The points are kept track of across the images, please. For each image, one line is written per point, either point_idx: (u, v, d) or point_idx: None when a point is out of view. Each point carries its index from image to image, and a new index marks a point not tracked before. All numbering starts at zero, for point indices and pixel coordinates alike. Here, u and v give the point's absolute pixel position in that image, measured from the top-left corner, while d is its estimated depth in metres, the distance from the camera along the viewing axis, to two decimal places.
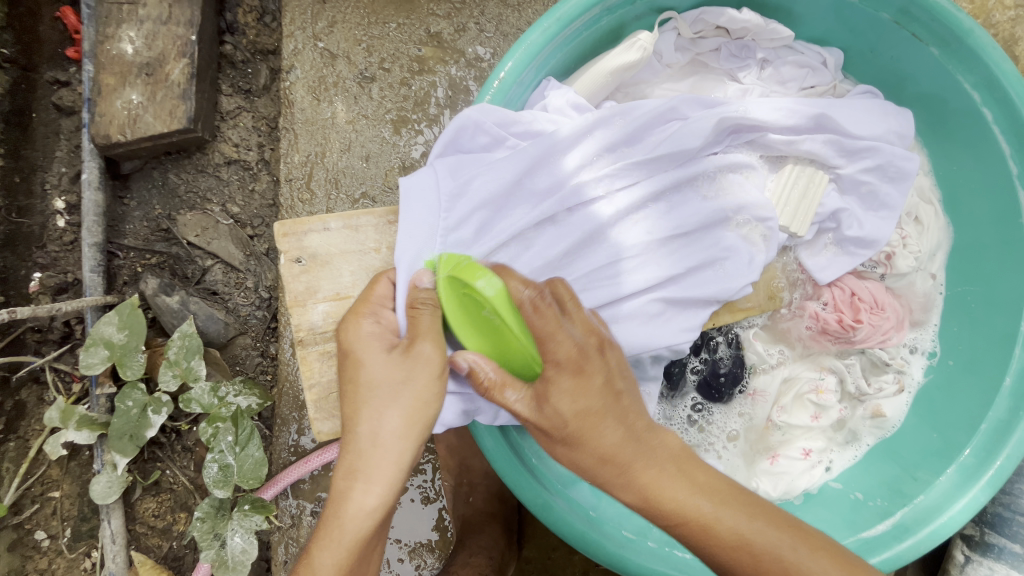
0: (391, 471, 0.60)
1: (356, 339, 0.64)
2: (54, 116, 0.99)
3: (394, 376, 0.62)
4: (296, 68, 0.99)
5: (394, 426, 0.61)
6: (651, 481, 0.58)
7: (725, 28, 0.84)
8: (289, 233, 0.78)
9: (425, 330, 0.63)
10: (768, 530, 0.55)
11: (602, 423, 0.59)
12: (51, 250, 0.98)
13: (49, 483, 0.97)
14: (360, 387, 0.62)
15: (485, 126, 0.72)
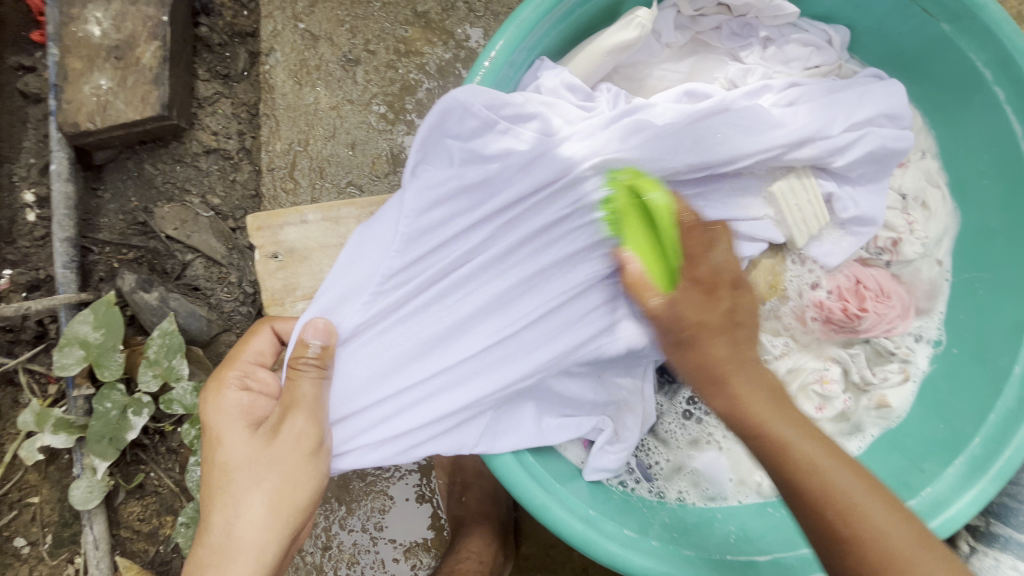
0: (247, 569, 0.59)
1: (217, 416, 0.63)
2: (20, 103, 0.94)
3: (253, 458, 0.60)
4: (276, 51, 0.94)
5: (254, 513, 0.60)
6: (742, 392, 0.62)
7: (726, 5, 0.80)
8: (263, 226, 0.75)
9: (301, 396, 0.62)
10: (852, 484, 0.57)
11: (717, 358, 0.62)
12: (21, 246, 0.93)
13: (27, 488, 0.93)
14: (209, 472, 0.61)
15: (470, 112, 0.66)
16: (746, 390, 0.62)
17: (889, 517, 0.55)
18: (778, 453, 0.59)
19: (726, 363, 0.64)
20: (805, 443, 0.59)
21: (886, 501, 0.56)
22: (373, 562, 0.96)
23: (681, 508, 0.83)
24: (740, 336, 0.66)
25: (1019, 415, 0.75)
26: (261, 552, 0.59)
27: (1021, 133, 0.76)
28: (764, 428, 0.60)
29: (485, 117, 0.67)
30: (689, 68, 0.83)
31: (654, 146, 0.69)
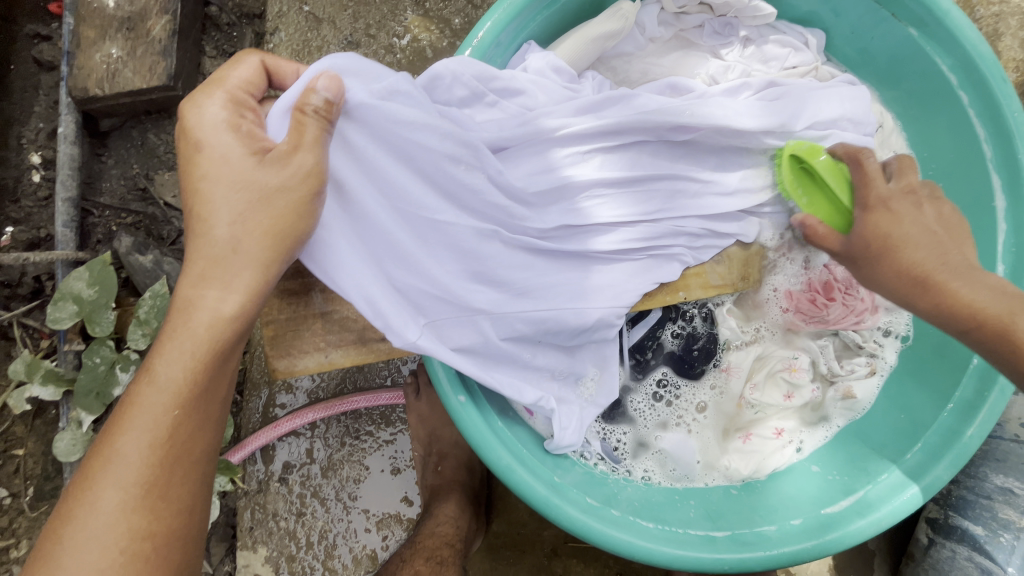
0: (252, 277, 0.57)
1: (196, 123, 0.59)
2: (33, 71, 0.99)
3: (245, 171, 0.57)
4: (280, 31, 0.98)
5: (226, 303, 0.57)
6: (913, 256, 0.65)
7: (708, 5, 0.84)
8: None
9: (308, 141, 0.57)
10: None
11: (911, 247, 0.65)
12: (24, 205, 0.96)
13: (13, 440, 0.95)
14: (197, 158, 0.58)
15: (457, 76, 0.70)
16: (916, 252, 0.65)
17: None
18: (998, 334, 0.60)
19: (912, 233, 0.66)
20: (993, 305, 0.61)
21: None
22: (346, 530, 0.98)
23: (648, 487, 0.85)
24: (944, 242, 0.66)
25: (974, 405, 0.76)
26: (238, 278, 0.57)
27: (985, 136, 0.79)
28: (936, 288, 0.63)
29: (472, 84, 0.71)
30: (672, 63, 0.87)
31: (625, 121, 0.74)
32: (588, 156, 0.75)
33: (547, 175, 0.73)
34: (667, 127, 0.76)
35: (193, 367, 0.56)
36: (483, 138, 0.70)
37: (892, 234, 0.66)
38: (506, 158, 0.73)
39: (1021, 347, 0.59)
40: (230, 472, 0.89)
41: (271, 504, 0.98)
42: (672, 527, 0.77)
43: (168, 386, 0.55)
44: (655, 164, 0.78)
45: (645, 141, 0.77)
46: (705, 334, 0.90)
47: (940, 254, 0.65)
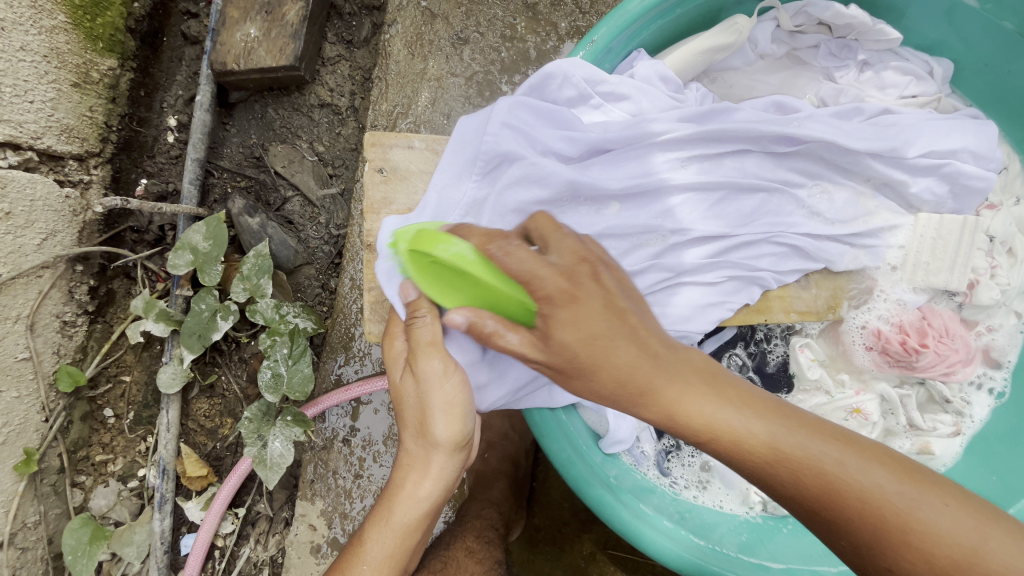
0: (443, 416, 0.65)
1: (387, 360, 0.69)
2: (180, 43, 1.10)
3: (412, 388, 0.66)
4: (398, 23, 1.04)
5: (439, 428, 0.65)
6: (674, 398, 0.53)
7: (827, 24, 0.82)
8: (376, 142, 0.75)
9: (424, 342, 0.65)
10: (842, 457, 0.48)
11: (613, 346, 0.54)
12: (158, 161, 1.08)
13: (122, 367, 1.07)
14: (393, 391, 0.68)
15: (564, 79, 0.72)
16: (680, 394, 0.52)
17: (866, 471, 0.48)
18: (793, 480, 0.49)
19: (643, 365, 0.54)
20: (789, 433, 0.50)
21: (817, 429, 0.50)
22: None
23: (697, 505, 0.84)
24: (633, 325, 0.55)
25: None
26: (437, 462, 0.67)
27: None
28: (720, 433, 0.51)
29: (579, 86, 0.73)
30: (780, 82, 0.85)
31: (730, 130, 0.74)
32: (685, 166, 0.75)
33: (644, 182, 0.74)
34: (774, 138, 0.76)
35: (440, 487, 0.68)
36: (582, 140, 0.72)
37: (694, 404, 0.52)
38: (602, 161, 0.74)
39: (815, 511, 0.49)
40: (305, 425, 0.90)
41: (333, 462, 1.05)
42: (722, 549, 0.75)
43: (424, 503, 0.67)
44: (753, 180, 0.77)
45: (744, 154, 0.77)
46: (779, 358, 0.88)
47: (648, 352, 0.54)
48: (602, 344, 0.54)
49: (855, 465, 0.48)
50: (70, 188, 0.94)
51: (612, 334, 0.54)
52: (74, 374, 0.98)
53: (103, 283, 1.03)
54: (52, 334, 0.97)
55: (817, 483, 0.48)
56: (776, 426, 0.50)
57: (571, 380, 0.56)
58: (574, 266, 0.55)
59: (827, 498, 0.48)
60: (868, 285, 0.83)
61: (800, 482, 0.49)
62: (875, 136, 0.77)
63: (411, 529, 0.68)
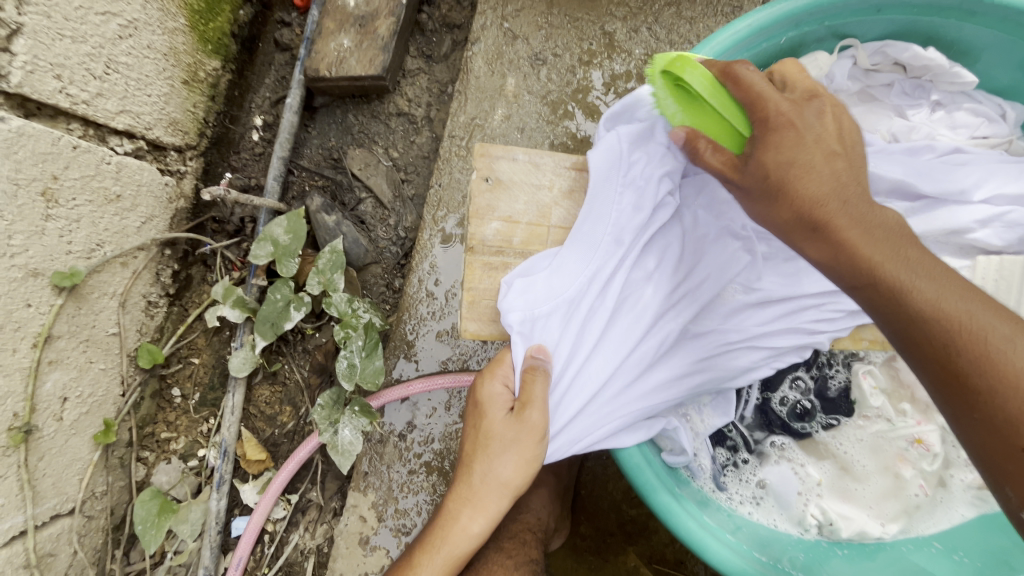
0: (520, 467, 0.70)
1: (483, 395, 0.73)
2: (272, 49, 1.17)
3: (506, 434, 0.71)
4: (480, 42, 1.10)
5: (507, 473, 0.71)
6: (855, 237, 0.55)
7: (903, 65, 0.85)
8: (485, 151, 0.77)
9: (537, 398, 0.70)
10: (982, 309, 0.48)
11: (813, 173, 0.58)
12: (242, 157, 1.14)
13: (193, 349, 1.12)
14: (476, 427, 0.73)
15: (658, 108, 0.76)
16: (861, 237, 0.54)
17: (973, 306, 0.48)
18: (888, 298, 0.52)
19: (839, 197, 0.57)
20: (920, 278, 0.51)
21: (981, 298, 0.49)
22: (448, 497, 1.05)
23: (753, 522, 0.85)
24: (842, 166, 0.58)
25: None
26: (495, 506, 0.72)
27: None
28: (879, 264, 0.53)
29: (672, 111, 0.76)
30: (853, 116, 0.88)
31: None
32: None
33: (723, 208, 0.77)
34: None
35: (490, 524, 0.72)
36: (678, 157, 0.75)
37: (874, 250, 0.53)
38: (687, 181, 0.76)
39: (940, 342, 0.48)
40: (372, 416, 0.93)
41: (388, 456, 1.07)
42: (784, 567, 0.78)
43: (473, 538, 0.71)
44: None
45: None
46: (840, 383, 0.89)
47: (837, 184, 0.57)
48: (807, 173, 0.58)
49: (992, 316, 0.48)
50: (169, 177, 1.01)
51: (814, 161, 0.58)
52: (153, 352, 1.03)
53: (183, 268, 1.09)
54: (139, 312, 1.02)
55: (929, 308, 0.49)
56: (931, 262, 0.52)
57: (830, 225, 0.56)
58: (805, 97, 0.61)
59: (945, 326, 0.48)
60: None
61: (908, 323, 0.50)
62: (941, 177, 0.80)
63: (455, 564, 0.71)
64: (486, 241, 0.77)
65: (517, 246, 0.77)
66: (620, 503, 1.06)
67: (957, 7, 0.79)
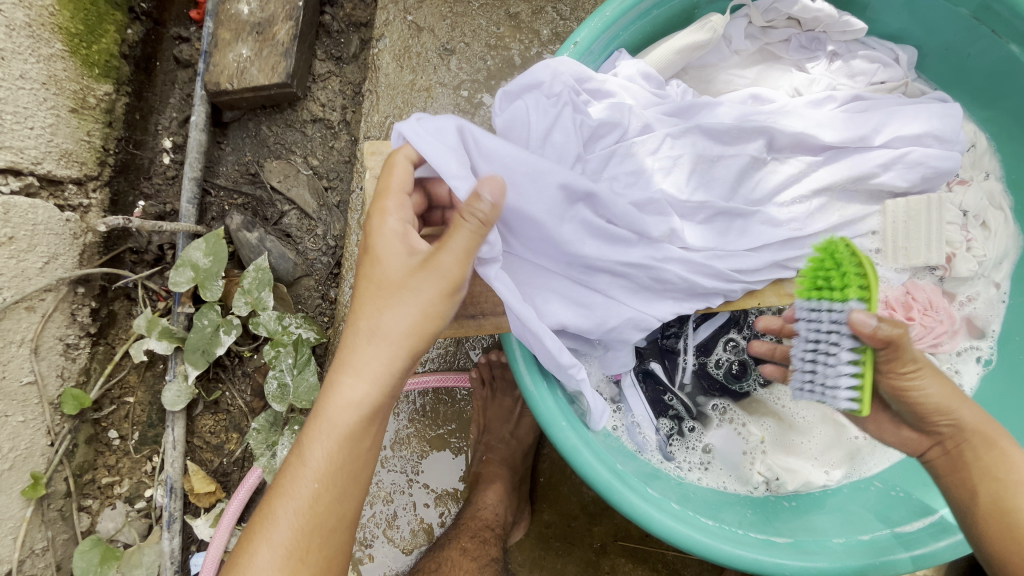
0: (402, 304, 0.61)
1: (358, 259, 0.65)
2: (173, 67, 1.11)
3: (381, 278, 0.62)
4: (385, 38, 1.07)
5: (391, 311, 0.61)
6: (928, 400, 0.64)
7: (796, 19, 0.86)
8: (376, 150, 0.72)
9: (392, 222, 0.63)
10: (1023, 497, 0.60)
11: (930, 379, 0.64)
12: (155, 182, 1.09)
13: (126, 388, 1.07)
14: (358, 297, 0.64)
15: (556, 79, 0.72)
16: (928, 390, 0.63)
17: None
18: (931, 412, 0.65)
19: (954, 398, 0.64)
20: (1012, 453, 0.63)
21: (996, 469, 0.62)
22: (406, 503, 1.04)
23: (701, 488, 0.86)
24: (970, 445, 0.64)
25: None
26: (385, 352, 0.61)
27: None
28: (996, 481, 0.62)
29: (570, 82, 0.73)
30: (756, 75, 0.89)
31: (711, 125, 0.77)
32: (673, 161, 0.77)
33: (634, 177, 0.75)
34: (749, 133, 0.79)
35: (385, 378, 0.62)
36: (580, 133, 0.72)
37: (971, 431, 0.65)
38: (596, 155, 0.74)
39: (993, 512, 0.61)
40: None
41: None
42: (730, 527, 0.78)
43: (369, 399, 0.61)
44: (739, 171, 0.79)
45: (726, 147, 0.78)
46: (772, 339, 0.90)
47: (955, 461, 0.65)
48: (960, 398, 0.65)
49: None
50: (70, 212, 0.96)
51: (948, 394, 0.64)
52: (78, 396, 0.98)
53: (103, 305, 1.04)
54: (56, 357, 0.97)
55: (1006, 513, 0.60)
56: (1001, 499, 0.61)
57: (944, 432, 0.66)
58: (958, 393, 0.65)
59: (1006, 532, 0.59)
60: None
61: (972, 481, 0.63)
62: (839, 127, 0.82)
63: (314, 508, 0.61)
64: None
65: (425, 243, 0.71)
66: (581, 485, 1.06)
67: None
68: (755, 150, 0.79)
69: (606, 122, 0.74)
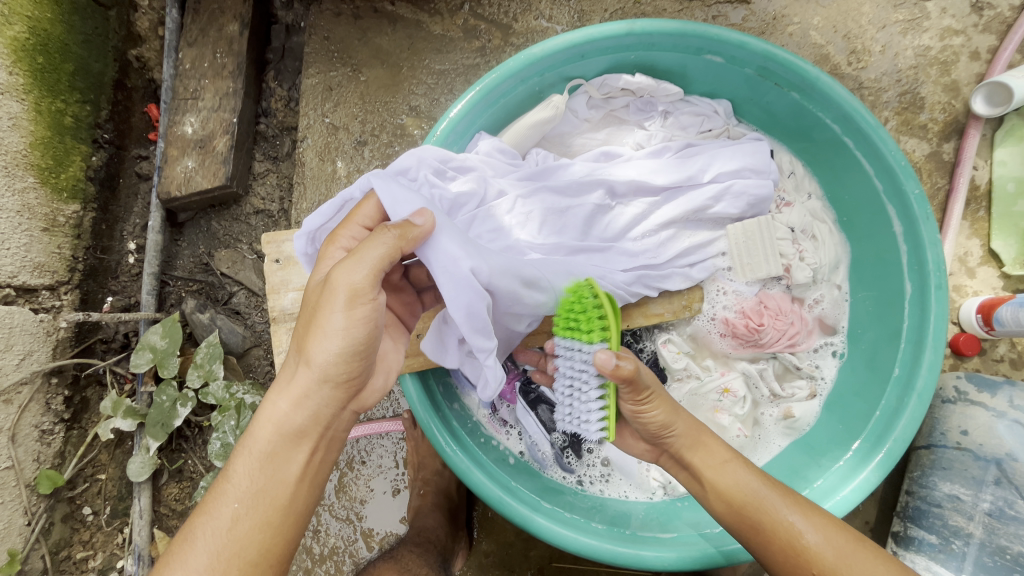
0: (330, 326, 0.61)
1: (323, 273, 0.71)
2: (135, 181, 1.32)
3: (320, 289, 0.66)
4: (308, 138, 1.27)
5: (333, 326, 0.61)
6: (698, 452, 0.73)
7: (628, 89, 1.03)
8: (270, 239, 0.84)
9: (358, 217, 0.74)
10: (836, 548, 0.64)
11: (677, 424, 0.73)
12: (121, 280, 1.27)
13: (98, 466, 1.19)
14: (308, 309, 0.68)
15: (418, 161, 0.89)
16: (698, 446, 0.73)
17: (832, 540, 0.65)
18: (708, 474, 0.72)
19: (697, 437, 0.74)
20: (739, 481, 0.70)
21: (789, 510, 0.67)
22: (353, 548, 1.14)
23: (602, 498, 0.96)
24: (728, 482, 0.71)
25: (898, 411, 0.85)
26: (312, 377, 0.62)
27: (873, 172, 0.92)
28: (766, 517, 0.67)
29: (430, 161, 0.90)
30: (606, 136, 1.07)
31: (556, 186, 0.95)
32: (528, 216, 0.94)
33: (497, 233, 0.92)
34: (587, 188, 0.96)
35: (304, 412, 0.62)
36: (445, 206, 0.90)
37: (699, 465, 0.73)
38: (462, 218, 0.91)
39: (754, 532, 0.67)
40: None
41: None
42: (619, 529, 0.88)
43: (290, 427, 0.62)
44: (587, 217, 0.96)
45: (572, 200, 0.96)
46: (649, 357, 1.02)
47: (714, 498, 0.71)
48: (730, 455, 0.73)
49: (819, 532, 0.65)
50: (43, 313, 1.12)
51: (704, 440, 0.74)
52: (52, 476, 1.10)
53: (77, 393, 1.18)
54: (32, 442, 1.10)
55: (795, 556, 0.65)
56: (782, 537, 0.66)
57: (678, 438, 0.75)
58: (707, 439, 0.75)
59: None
60: (710, 284, 1.01)
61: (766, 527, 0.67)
62: (670, 172, 0.98)
63: (233, 550, 0.57)
64: (286, 310, 0.83)
65: None
66: None
67: (638, 43, 0.96)
68: (596, 198, 0.96)
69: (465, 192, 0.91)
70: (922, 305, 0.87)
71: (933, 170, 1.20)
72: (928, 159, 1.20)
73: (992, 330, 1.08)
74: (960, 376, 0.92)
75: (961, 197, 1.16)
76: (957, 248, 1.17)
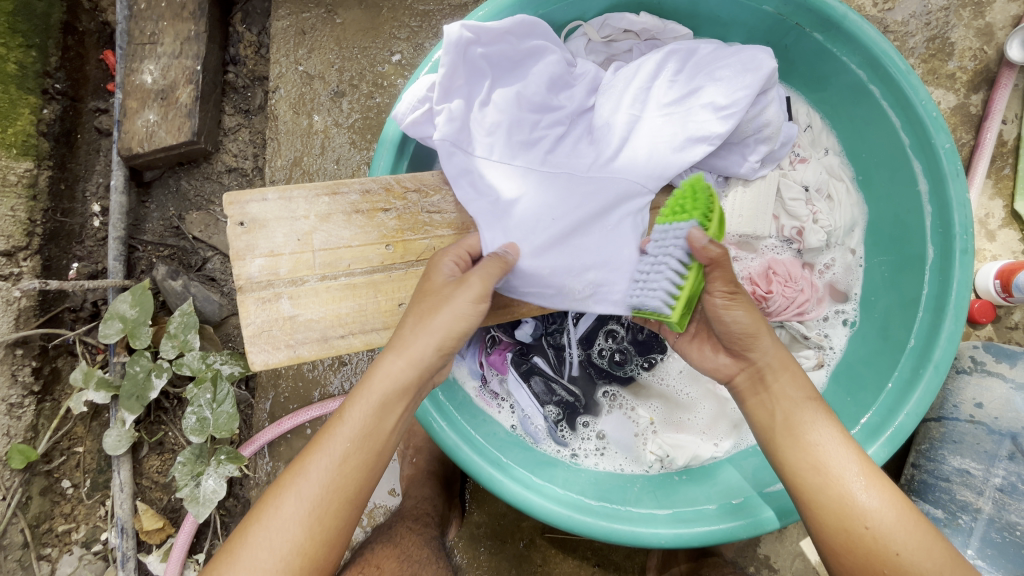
0: (424, 339, 0.65)
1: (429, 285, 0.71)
2: (95, 136, 1.21)
3: (424, 304, 0.68)
4: (280, 89, 1.17)
5: (441, 333, 0.66)
6: (797, 415, 0.70)
7: (632, 31, 0.92)
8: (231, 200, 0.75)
9: None
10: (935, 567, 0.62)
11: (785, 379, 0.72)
12: (87, 245, 1.19)
13: (74, 439, 1.15)
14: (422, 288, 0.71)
15: (548, 46, 0.86)
16: (805, 415, 0.70)
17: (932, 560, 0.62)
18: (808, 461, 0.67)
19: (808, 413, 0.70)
20: (846, 469, 0.66)
21: (898, 519, 0.63)
22: None
23: (597, 471, 0.92)
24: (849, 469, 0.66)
25: (912, 383, 0.80)
26: (420, 353, 0.65)
27: (900, 125, 0.84)
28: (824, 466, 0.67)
29: (564, 53, 0.89)
30: None
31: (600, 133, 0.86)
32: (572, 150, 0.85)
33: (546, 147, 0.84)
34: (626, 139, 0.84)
35: (423, 357, 0.65)
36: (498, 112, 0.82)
37: (790, 414, 0.70)
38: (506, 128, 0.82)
39: (844, 521, 0.64)
40: (236, 460, 1.01)
41: None
42: (614, 505, 0.83)
43: (394, 382, 0.64)
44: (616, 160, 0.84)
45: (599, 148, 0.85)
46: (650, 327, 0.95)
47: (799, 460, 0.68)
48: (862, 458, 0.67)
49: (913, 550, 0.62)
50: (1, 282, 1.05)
51: (817, 423, 0.69)
52: (25, 451, 1.06)
53: (47, 363, 1.12)
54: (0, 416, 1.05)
55: (846, 510, 0.64)
56: (877, 512, 0.64)
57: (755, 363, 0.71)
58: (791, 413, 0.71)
59: (850, 539, 0.64)
60: None
61: (848, 530, 0.64)
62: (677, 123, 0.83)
63: (326, 488, 0.61)
64: (254, 278, 0.75)
65: (286, 278, 0.75)
66: None
67: None
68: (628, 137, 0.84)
69: (535, 106, 0.85)
70: (944, 271, 0.80)
71: (958, 124, 1.11)
72: (953, 112, 1.11)
73: (1010, 297, 1.02)
74: (977, 346, 0.89)
75: (987, 154, 1.07)
76: (978, 209, 1.10)
